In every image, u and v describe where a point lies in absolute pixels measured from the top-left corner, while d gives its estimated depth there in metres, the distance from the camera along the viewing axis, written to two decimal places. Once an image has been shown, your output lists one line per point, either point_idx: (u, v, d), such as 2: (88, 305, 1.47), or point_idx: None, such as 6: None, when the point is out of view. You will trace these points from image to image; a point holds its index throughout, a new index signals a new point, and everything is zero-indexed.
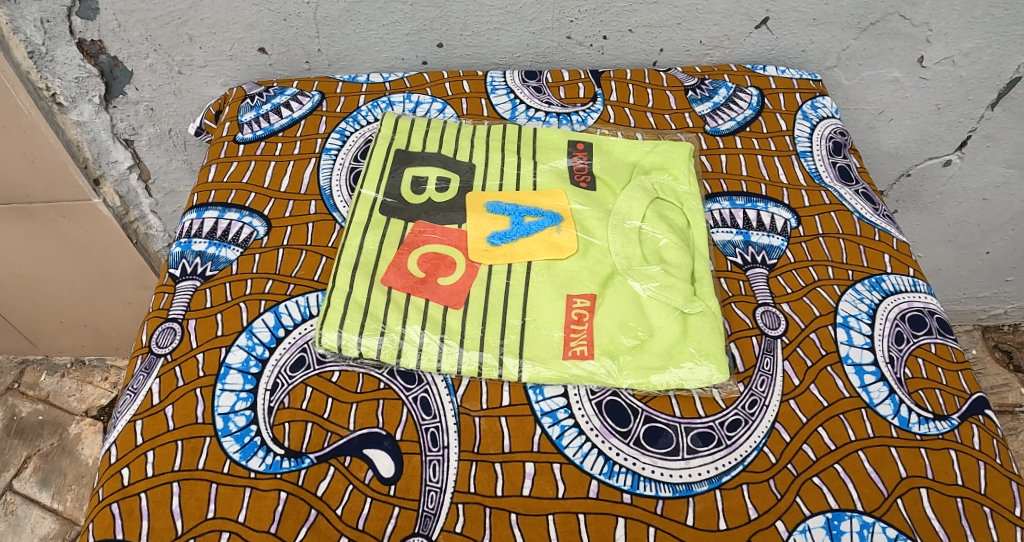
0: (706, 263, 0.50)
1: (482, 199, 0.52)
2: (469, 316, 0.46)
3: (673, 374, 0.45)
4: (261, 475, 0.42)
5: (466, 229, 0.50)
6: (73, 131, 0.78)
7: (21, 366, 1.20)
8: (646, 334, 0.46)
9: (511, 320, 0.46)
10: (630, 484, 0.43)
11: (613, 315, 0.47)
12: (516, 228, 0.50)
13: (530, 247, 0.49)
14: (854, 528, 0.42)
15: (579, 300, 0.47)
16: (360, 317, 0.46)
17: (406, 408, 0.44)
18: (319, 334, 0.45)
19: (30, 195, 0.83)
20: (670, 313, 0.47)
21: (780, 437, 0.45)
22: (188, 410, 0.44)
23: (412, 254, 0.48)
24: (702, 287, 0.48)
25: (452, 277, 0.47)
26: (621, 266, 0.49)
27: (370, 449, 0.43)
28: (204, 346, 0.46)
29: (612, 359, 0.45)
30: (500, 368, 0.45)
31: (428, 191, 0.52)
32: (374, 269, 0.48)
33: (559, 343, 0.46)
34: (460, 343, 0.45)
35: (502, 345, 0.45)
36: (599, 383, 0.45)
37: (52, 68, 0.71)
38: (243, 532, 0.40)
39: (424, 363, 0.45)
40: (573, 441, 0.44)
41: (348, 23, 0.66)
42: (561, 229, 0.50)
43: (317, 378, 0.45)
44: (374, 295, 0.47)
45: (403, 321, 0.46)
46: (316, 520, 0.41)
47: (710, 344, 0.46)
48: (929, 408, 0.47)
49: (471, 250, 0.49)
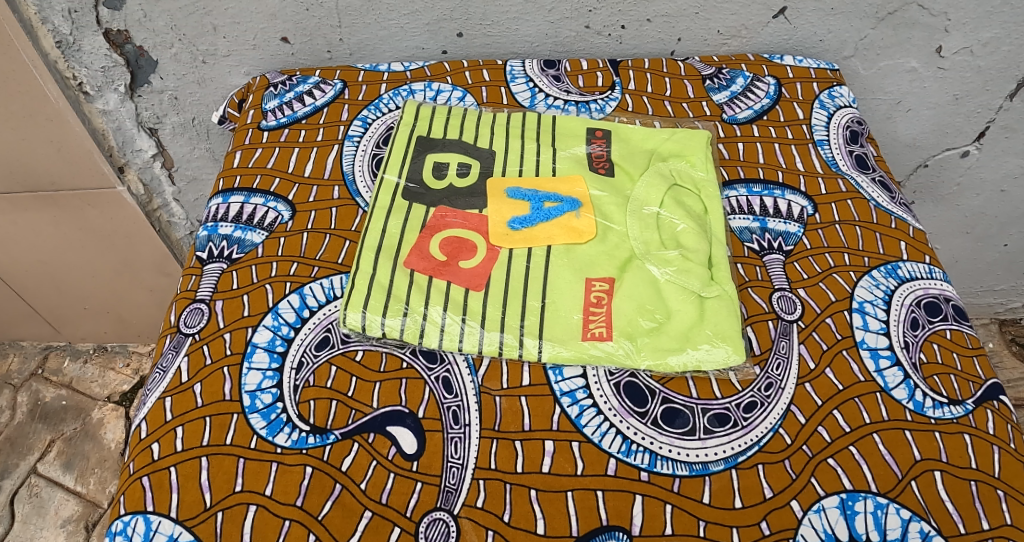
0: (722, 248, 0.51)
1: (502, 184, 0.53)
2: (490, 298, 0.47)
3: (690, 356, 0.46)
4: (287, 450, 0.43)
5: (486, 213, 0.51)
6: (99, 120, 0.80)
7: (45, 351, 1.23)
8: (664, 317, 0.47)
9: (531, 302, 0.47)
10: (648, 463, 0.43)
11: (630, 298, 0.47)
12: (537, 213, 0.51)
13: (550, 232, 0.50)
14: (868, 509, 0.43)
15: (598, 283, 0.48)
16: (383, 298, 0.47)
17: (428, 387, 0.45)
18: (344, 314, 0.46)
19: (56, 183, 0.86)
20: (687, 295, 0.47)
21: (796, 419, 0.45)
22: (216, 388, 0.45)
23: (434, 237, 0.49)
24: (719, 272, 0.49)
25: (473, 260, 0.48)
26: (638, 250, 0.49)
27: (393, 426, 0.44)
28: (231, 326, 0.48)
29: (631, 340, 0.46)
30: (521, 349, 0.46)
31: (449, 176, 0.54)
32: (396, 252, 0.49)
33: (578, 325, 0.46)
34: (481, 324, 0.46)
35: (522, 327, 0.46)
36: (617, 364, 0.46)
37: (79, 57, 0.73)
38: (270, 505, 0.41)
39: (446, 344, 0.46)
40: (592, 420, 0.44)
41: (369, 13, 0.67)
42: (580, 214, 0.51)
43: (341, 357, 0.46)
44: (397, 276, 0.48)
45: (426, 301, 0.47)
46: (341, 494, 0.42)
47: (726, 327, 0.46)
48: (944, 393, 0.47)
49: (492, 234, 0.49)
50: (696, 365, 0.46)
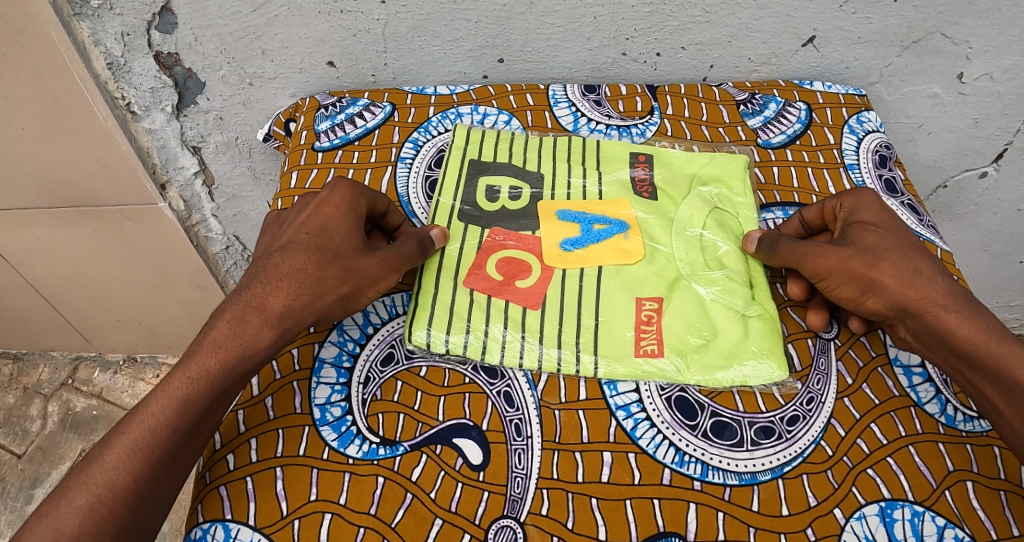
0: (762, 267, 0.54)
1: (552, 206, 0.56)
2: (546, 316, 0.50)
3: (737, 371, 0.49)
4: (358, 461, 0.45)
5: (539, 236, 0.54)
6: (144, 138, 0.82)
7: (75, 362, 1.25)
8: (711, 334, 0.50)
9: (585, 320, 0.50)
10: (700, 473, 0.46)
11: (679, 316, 0.51)
12: (587, 236, 0.54)
13: (601, 253, 0.53)
14: (906, 516, 0.45)
15: (648, 302, 0.51)
16: (447, 317, 0.50)
17: (490, 401, 0.48)
18: (410, 331, 0.49)
19: (99, 199, 0.89)
20: (733, 313, 0.51)
21: (836, 432, 0.48)
22: (287, 401, 0.48)
23: (490, 258, 0.53)
24: (759, 291, 0.53)
25: (529, 279, 0.52)
26: (685, 271, 0.53)
27: (459, 438, 0.46)
28: (298, 341, 0.50)
29: (681, 357, 0.49)
30: (579, 364, 0.49)
31: (502, 198, 0.56)
32: (456, 272, 0.52)
33: (631, 342, 0.50)
34: (540, 340, 0.49)
35: (578, 344, 0.49)
36: (669, 380, 0.49)
37: (129, 78, 0.76)
38: (345, 514, 0.44)
39: (507, 359, 0.49)
40: (646, 432, 0.47)
41: (414, 39, 0.70)
42: (629, 236, 0.54)
43: (406, 372, 0.49)
44: (458, 296, 0.51)
45: (486, 319, 0.50)
46: (412, 503, 0.44)
47: (769, 345, 0.50)
48: (974, 407, 0.50)
49: (546, 255, 0.53)
50: (742, 380, 0.49)
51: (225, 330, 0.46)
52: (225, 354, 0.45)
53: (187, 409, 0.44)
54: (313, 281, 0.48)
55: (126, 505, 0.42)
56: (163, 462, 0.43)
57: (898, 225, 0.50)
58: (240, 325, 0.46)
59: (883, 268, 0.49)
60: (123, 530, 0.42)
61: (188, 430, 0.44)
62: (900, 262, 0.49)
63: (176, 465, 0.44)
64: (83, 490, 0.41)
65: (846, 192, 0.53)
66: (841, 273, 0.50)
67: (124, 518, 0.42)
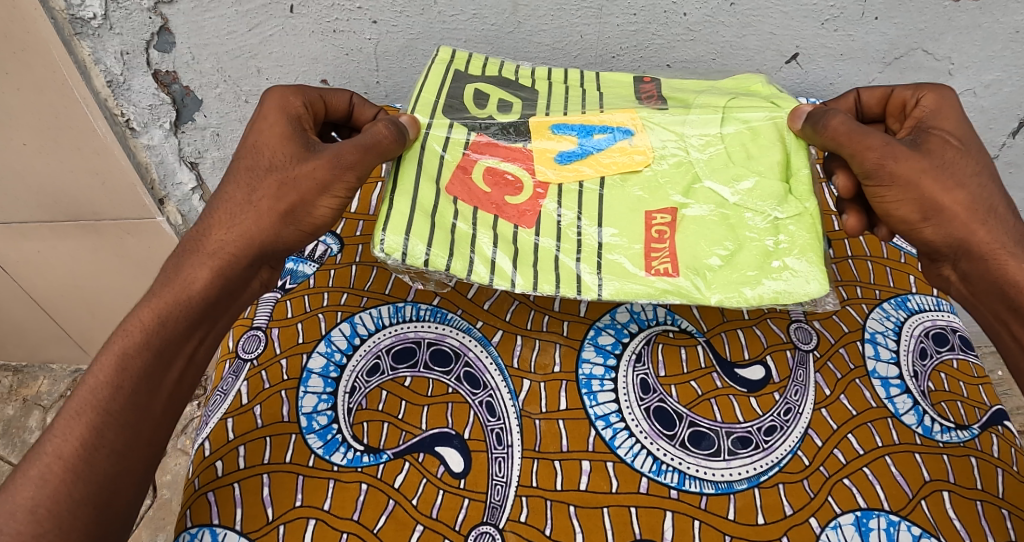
0: (801, 156, 0.53)
1: (547, 122, 0.55)
2: (540, 232, 0.51)
3: (768, 286, 0.49)
4: (343, 468, 0.46)
5: (532, 149, 0.54)
6: (143, 154, 0.84)
7: (74, 374, 1.27)
8: (734, 246, 0.51)
9: (586, 238, 0.51)
10: (677, 481, 0.47)
11: (692, 227, 0.51)
12: (584, 149, 0.54)
13: (595, 163, 0.54)
14: (882, 525, 0.46)
15: (659, 216, 0.52)
16: (427, 224, 0.49)
17: (473, 411, 0.49)
18: (383, 237, 0.48)
19: (98, 213, 0.90)
20: (762, 216, 0.51)
21: (813, 442, 0.49)
22: (275, 410, 0.49)
23: (476, 170, 0.53)
24: (798, 187, 0.52)
25: (518, 197, 0.52)
26: (703, 172, 0.53)
27: (441, 447, 0.47)
28: (287, 352, 0.51)
29: (699, 275, 0.50)
30: (581, 284, 0.50)
31: (490, 109, 0.56)
32: (437, 179, 0.51)
33: (640, 259, 0.50)
34: (532, 266, 0.50)
35: (579, 259, 0.51)
36: (686, 296, 0.49)
37: (128, 96, 0.76)
38: (328, 520, 0.45)
39: (498, 279, 0.49)
40: (625, 442, 0.48)
41: (405, 58, 0.72)
42: (630, 142, 0.54)
43: (391, 382, 0.50)
44: (441, 202, 0.50)
45: (473, 234, 0.50)
46: (394, 509, 0.45)
47: (802, 251, 0.49)
48: (951, 418, 0.51)
49: (538, 173, 0.53)
50: (774, 296, 0.49)
51: (162, 283, 0.48)
52: (159, 305, 0.47)
53: (127, 365, 0.45)
54: (246, 205, 0.49)
55: (78, 472, 0.43)
56: (113, 424, 0.44)
57: (976, 148, 0.51)
58: (173, 277, 0.48)
59: (957, 195, 0.49)
60: (86, 500, 0.43)
61: (132, 386, 0.45)
62: (977, 192, 0.50)
63: (130, 425, 0.44)
64: (38, 463, 0.43)
65: (927, 87, 0.53)
66: (911, 190, 0.50)
67: (82, 484, 0.43)
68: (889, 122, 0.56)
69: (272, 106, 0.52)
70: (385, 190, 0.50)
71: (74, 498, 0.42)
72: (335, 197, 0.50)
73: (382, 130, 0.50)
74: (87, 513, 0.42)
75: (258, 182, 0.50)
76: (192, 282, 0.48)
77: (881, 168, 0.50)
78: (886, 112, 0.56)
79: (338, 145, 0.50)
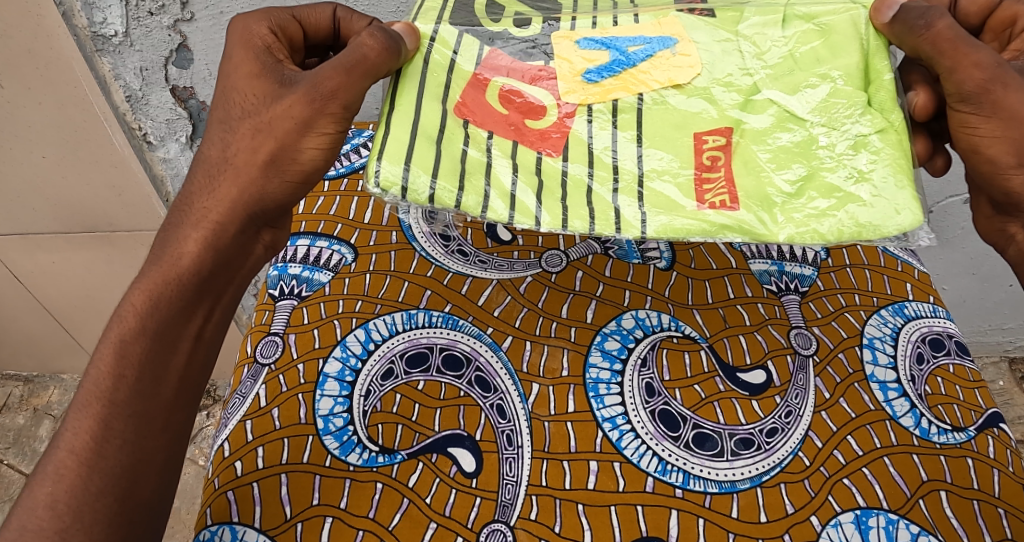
0: (881, 58, 0.46)
1: (573, 36, 0.48)
2: (570, 157, 0.46)
3: (849, 212, 0.44)
4: (359, 468, 0.48)
5: (555, 67, 0.48)
6: (159, 167, 0.85)
7: None
8: (808, 169, 0.45)
9: (625, 165, 0.46)
10: (682, 481, 0.48)
11: (752, 151, 0.45)
12: (618, 61, 0.47)
13: (629, 79, 0.47)
14: (881, 524, 0.47)
15: (710, 139, 0.46)
16: (432, 152, 0.44)
17: (484, 413, 0.50)
18: (382, 166, 0.43)
19: (114, 224, 0.93)
20: (840, 134, 0.45)
21: (813, 443, 0.50)
22: (292, 412, 0.51)
23: (489, 94, 0.47)
24: (878, 96, 0.46)
25: (540, 122, 0.46)
26: (764, 82, 0.47)
27: (453, 448, 0.49)
28: (304, 357, 0.53)
29: (763, 208, 0.44)
30: (620, 220, 0.44)
31: (505, 21, 0.50)
32: (445, 97, 0.46)
33: (693, 190, 0.45)
34: (560, 197, 0.45)
35: (616, 186, 0.45)
36: (750, 231, 0.44)
37: (146, 111, 0.79)
38: (345, 517, 0.47)
39: (520, 215, 0.44)
40: (631, 443, 0.49)
41: None
42: (673, 53, 0.47)
43: (405, 385, 0.51)
44: (449, 123, 0.45)
45: (488, 162, 0.45)
46: (408, 507, 0.47)
47: (891, 173, 0.44)
48: (948, 421, 0.52)
49: (564, 91, 0.47)
50: (856, 229, 0.43)
51: (153, 265, 0.48)
52: (149, 288, 0.47)
53: (126, 353, 0.46)
54: (224, 163, 0.48)
55: (92, 463, 0.44)
56: (121, 414, 0.45)
57: None
58: (161, 258, 0.48)
59: None
60: (106, 492, 0.44)
61: (135, 374, 0.46)
62: None
63: (139, 413, 0.46)
64: (53, 459, 0.44)
65: None
66: (1013, 127, 0.45)
67: (98, 476, 0.44)
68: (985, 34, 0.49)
69: (238, 40, 0.49)
70: (381, 115, 0.45)
71: (92, 490, 0.44)
72: (322, 134, 0.47)
73: (366, 42, 0.45)
74: (109, 504, 0.44)
75: (233, 132, 0.48)
76: (180, 258, 0.48)
77: (986, 94, 0.45)
78: (985, 25, 0.49)
79: (319, 70, 0.46)
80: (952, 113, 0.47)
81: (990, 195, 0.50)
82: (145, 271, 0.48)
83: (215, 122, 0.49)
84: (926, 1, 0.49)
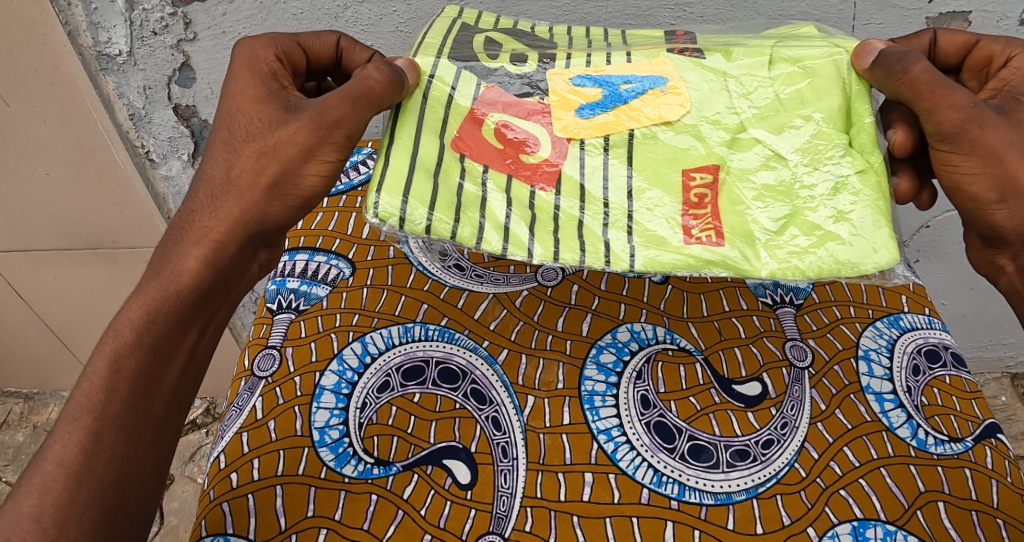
0: (863, 102, 0.47)
1: (566, 75, 0.50)
2: (562, 194, 0.46)
3: (825, 251, 0.44)
4: (354, 479, 0.48)
5: (549, 101, 0.49)
6: (161, 185, 0.86)
7: None
8: (790, 207, 0.45)
9: (612, 197, 0.46)
10: (677, 492, 0.48)
11: (737, 189, 0.46)
12: (610, 98, 0.49)
13: (621, 115, 0.48)
14: (879, 535, 0.47)
15: (698, 176, 0.46)
16: (428, 183, 0.44)
17: (479, 426, 0.50)
18: (378, 197, 0.43)
19: (116, 240, 0.93)
20: (823, 175, 0.46)
21: (809, 454, 0.50)
22: (289, 424, 0.51)
23: (486, 130, 0.48)
24: (859, 138, 0.46)
25: (530, 156, 0.47)
26: (751, 121, 0.48)
27: (449, 459, 0.49)
28: (301, 370, 0.53)
29: (746, 242, 0.45)
30: (609, 253, 0.44)
31: (501, 57, 0.52)
32: (442, 130, 0.47)
33: (682, 228, 0.45)
34: (552, 231, 0.45)
35: (606, 219, 0.45)
36: (732, 268, 0.44)
37: (149, 128, 0.79)
38: (340, 529, 0.47)
39: (513, 247, 0.44)
40: (626, 455, 0.49)
41: None
42: (666, 92, 0.49)
43: (401, 398, 0.52)
44: (446, 155, 0.46)
45: (482, 196, 0.45)
46: (403, 519, 0.47)
47: (871, 213, 0.44)
48: (945, 432, 0.52)
49: (559, 125, 0.48)
50: (835, 266, 0.43)
51: (150, 279, 0.49)
52: (146, 302, 0.48)
53: (121, 367, 0.46)
54: (228, 184, 0.49)
55: (80, 477, 0.44)
56: (111, 427, 0.45)
57: None
58: (159, 273, 0.49)
59: None
60: (91, 504, 0.44)
61: (127, 389, 0.46)
62: None
63: (130, 427, 0.46)
64: (40, 470, 0.44)
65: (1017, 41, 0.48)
66: (993, 165, 0.46)
67: (86, 489, 0.44)
68: (964, 76, 0.51)
69: (243, 64, 0.50)
70: (381, 146, 0.46)
71: (79, 503, 0.44)
72: (325, 161, 0.48)
73: (372, 74, 0.46)
74: (94, 517, 0.44)
75: (238, 154, 0.49)
76: (177, 274, 0.49)
77: (964, 133, 0.45)
78: (964, 65, 0.51)
79: (324, 99, 0.47)
80: (932, 152, 0.47)
81: (977, 229, 0.50)
82: (143, 283, 0.49)
83: (219, 142, 0.50)
84: (906, 45, 0.50)
